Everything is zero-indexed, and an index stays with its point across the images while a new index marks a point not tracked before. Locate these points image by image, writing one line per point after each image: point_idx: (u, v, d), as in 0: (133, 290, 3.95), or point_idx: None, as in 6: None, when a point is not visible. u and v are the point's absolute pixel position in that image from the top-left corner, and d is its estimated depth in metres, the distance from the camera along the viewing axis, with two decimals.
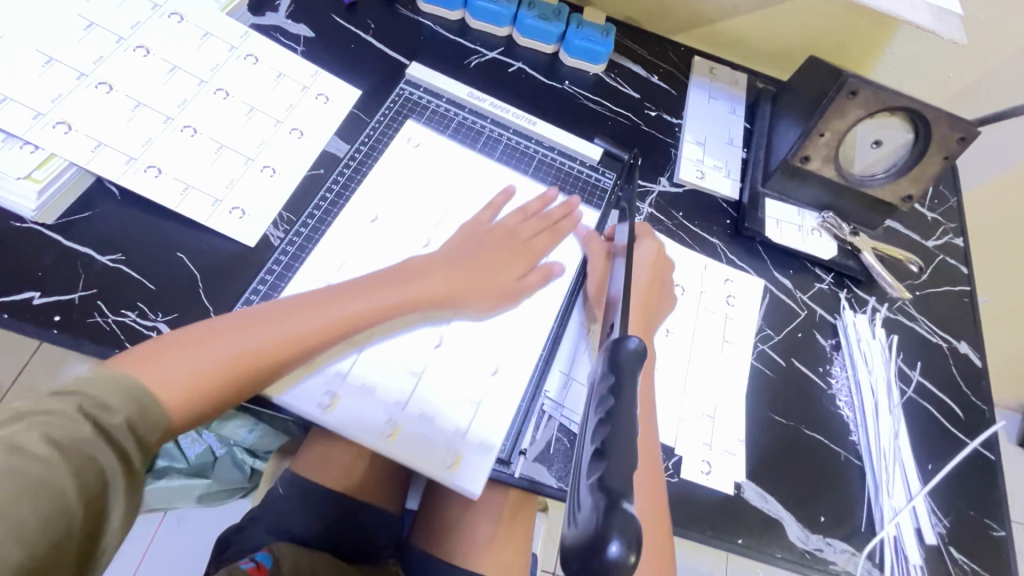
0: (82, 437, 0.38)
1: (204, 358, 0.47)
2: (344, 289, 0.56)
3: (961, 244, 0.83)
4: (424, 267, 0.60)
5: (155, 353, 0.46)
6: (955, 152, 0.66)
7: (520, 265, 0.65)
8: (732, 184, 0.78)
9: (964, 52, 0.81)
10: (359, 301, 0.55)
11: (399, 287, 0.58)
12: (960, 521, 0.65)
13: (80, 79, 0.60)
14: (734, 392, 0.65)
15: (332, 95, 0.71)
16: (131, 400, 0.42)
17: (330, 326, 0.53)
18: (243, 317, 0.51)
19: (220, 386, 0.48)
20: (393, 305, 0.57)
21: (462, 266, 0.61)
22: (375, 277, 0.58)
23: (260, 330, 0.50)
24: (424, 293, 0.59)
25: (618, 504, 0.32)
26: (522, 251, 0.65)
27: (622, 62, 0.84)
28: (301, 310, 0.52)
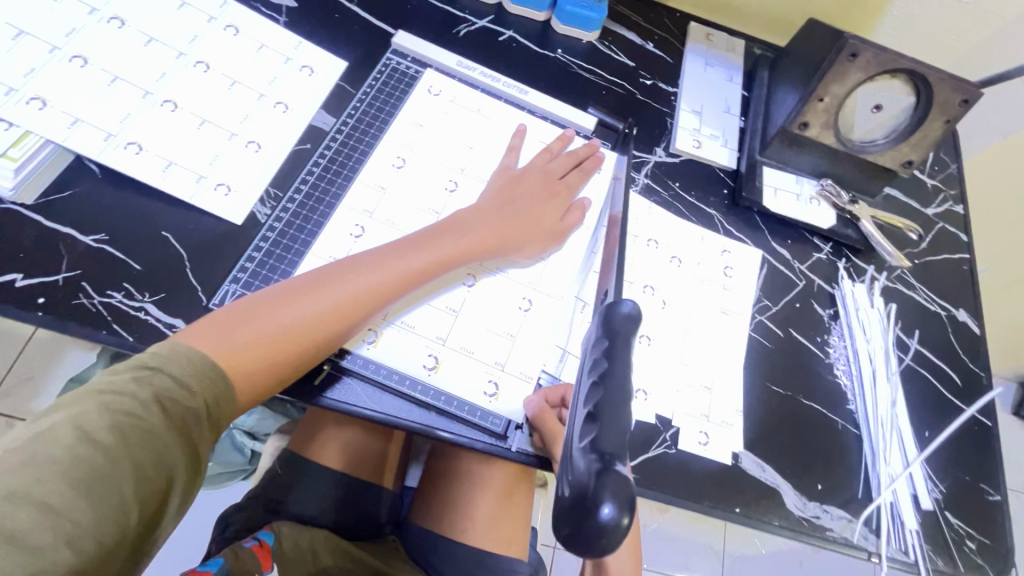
0: (147, 429, 0.41)
1: (270, 327, 0.49)
2: (391, 248, 0.56)
3: (961, 211, 0.82)
4: (469, 220, 0.60)
5: (224, 324, 0.48)
6: (957, 114, 0.65)
7: (560, 204, 0.65)
8: (729, 153, 0.76)
9: (968, 12, 0.79)
10: (407, 261, 0.55)
11: (441, 245, 0.57)
12: (956, 487, 0.65)
13: (53, 53, 0.58)
14: (731, 363, 0.65)
15: (317, 67, 0.69)
16: (204, 378, 0.45)
17: (386, 287, 0.53)
18: (301, 282, 0.52)
19: (290, 352, 0.49)
20: (441, 261, 0.57)
21: (504, 214, 0.61)
22: (421, 234, 0.58)
23: (312, 297, 0.51)
24: (470, 247, 0.58)
25: (611, 467, 0.32)
26: (558, 191, 0.66)
27: (616, 29, 0.82)
28: (349, 274, 0.52)
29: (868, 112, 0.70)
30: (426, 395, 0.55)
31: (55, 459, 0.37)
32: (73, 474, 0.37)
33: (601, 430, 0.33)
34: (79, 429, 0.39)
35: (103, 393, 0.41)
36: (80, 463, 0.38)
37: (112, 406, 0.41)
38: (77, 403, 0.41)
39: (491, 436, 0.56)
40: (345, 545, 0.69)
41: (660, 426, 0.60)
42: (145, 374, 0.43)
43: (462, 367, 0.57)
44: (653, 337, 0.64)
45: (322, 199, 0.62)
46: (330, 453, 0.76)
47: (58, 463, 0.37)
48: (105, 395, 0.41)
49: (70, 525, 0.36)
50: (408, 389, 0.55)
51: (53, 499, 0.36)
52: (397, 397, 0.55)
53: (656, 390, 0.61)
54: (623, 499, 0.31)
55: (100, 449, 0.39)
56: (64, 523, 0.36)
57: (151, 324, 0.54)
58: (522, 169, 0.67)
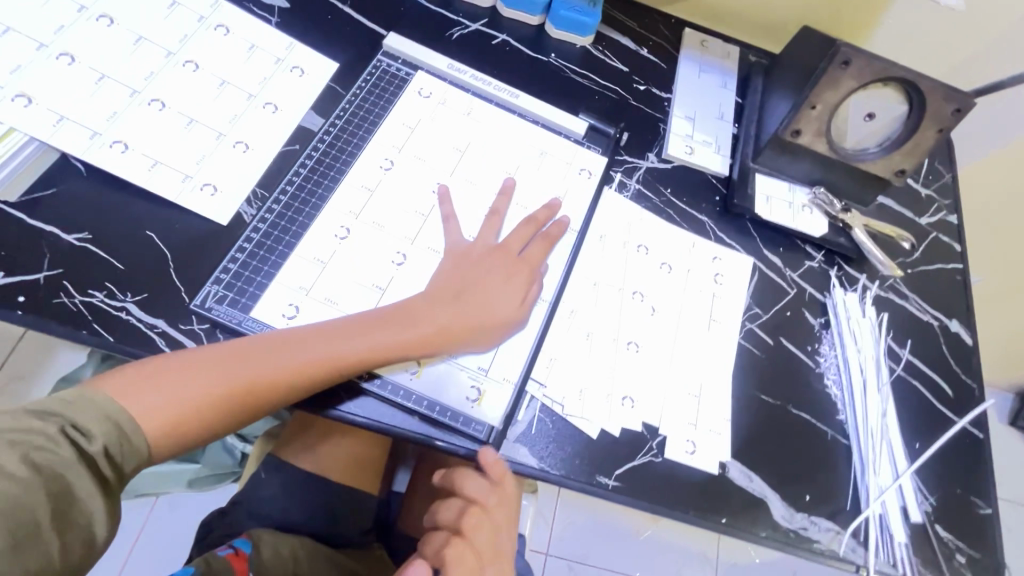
0: (60, 459, 0.41)
1: (187, 393, 0.48)
2: (334, 330, 0.53)
3: (955, 221, 0.81)
4: (421, 307, 0.56)
5: (145, 379, 0.47)
6: (949, 123, 0.65)
7: (519, 285, 0.61)
8: (722, 160, 0.76)
9: (962, 21, 0.79)
10: (343, 348, 0.52)
11: (386, 333, 0.54)
12: (947, 499, 0.64)
13: (41, 50, 0.57)
14: (719, 371, 0.64)
15: (308, 68, 0.69)
16: (112, 425, 0.44)
17: (317, 372, 0.51)
18: (235, 349, 0.51)
19: (201, 422, 0.49)
20: (384, 351, 0.53)
21: (456, 298, 0.58)
22: (370, 316, 0.55)
23: (240, 368, 0.50)
24: (418, 341, 0.55)
25: None
26: (518, 268, 0.61)
27: (610, 34, 0.82)
28: (282, 351, 0.51)
29: (860, 119, 0.70)
30: (409, 399, 0.55)
31: None
32: None
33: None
34: None
35: (7, 430, 0.41)
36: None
37: (20, 441, 0.41)
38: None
39: (475, 441, 0.55)
40: (326, 551, 0.69)
41: (646, 434, 0.60)
42: (56, 413, 0.43)
43: (445, 373, 0.56)
44: (640, 344, 0.63)
45: (309, 200, 0.62)
46: (316, 459, 0.76)
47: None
48: (12, 433, 0.41)
49: None
50: (389, 393, 0.55)
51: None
52: (381, 402, 0.55)
53: (643, 397, 0.61)
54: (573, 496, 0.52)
55: (15, 482, 0.39)
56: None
57: (133, 324, 0.54)
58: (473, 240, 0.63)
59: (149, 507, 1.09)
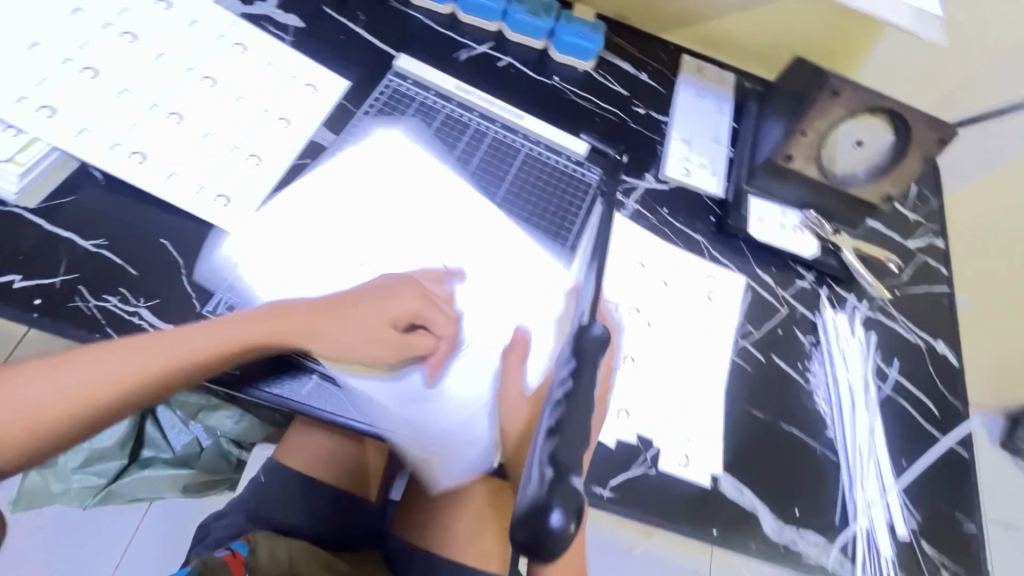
0: None
1: (31, 397, 0.46)
2: (186, 329, 0.51)
3: (942, 245, 0.84)
4: (303, 310, 0.55)
5: (5, 381, 0.46)
6: (934, 152, 0.68)
7: (415, 305, 0.60)
8: (717, 182, 0.79)
9: (946, 55, 0.83)
10: (191, 346, 0.50)
11: (248, 333, 0.52)
12: (932, 516, 0.66)
13: (65, 64, 0.60)
14: (712, 386, 0.66)
15: (320, 85, 0.71)
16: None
17: (160, 372, 0.49)
18: (89, 349, 0.49)
19: (54, 427, 0.46)
20: (242, 348, 0.52)
21: (339, 309, 0.56)
22: (245, 314, 0.54)
23: (87, 366, 0.47)
24: (279, 337, 0.54)
25: (565, 480, 0.34)
26: (424, 296, 0.61)
27: (612, 59, 0.85)
28: (141, 348, 0.49)
29: (850, 146, 0.74)
30: (410, 404, 0.57)
31: None
32: None
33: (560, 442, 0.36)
34: None
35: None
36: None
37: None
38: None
39: None
40: (323, 556, 0.69)
41: (641, 446, 0.61)
42: None
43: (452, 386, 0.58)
44: (636, 357, 0.65)
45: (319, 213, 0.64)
46: (317, 465, 0.77)
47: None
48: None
49: None
50: (390, 398, 0.56)
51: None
52: (384, 407, 0.56)
53: (639, 410, 0.63)
54: (570, 508, 0.33)
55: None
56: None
57: (144, 329, 0.56)
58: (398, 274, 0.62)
59: (144, 512, 1.09)
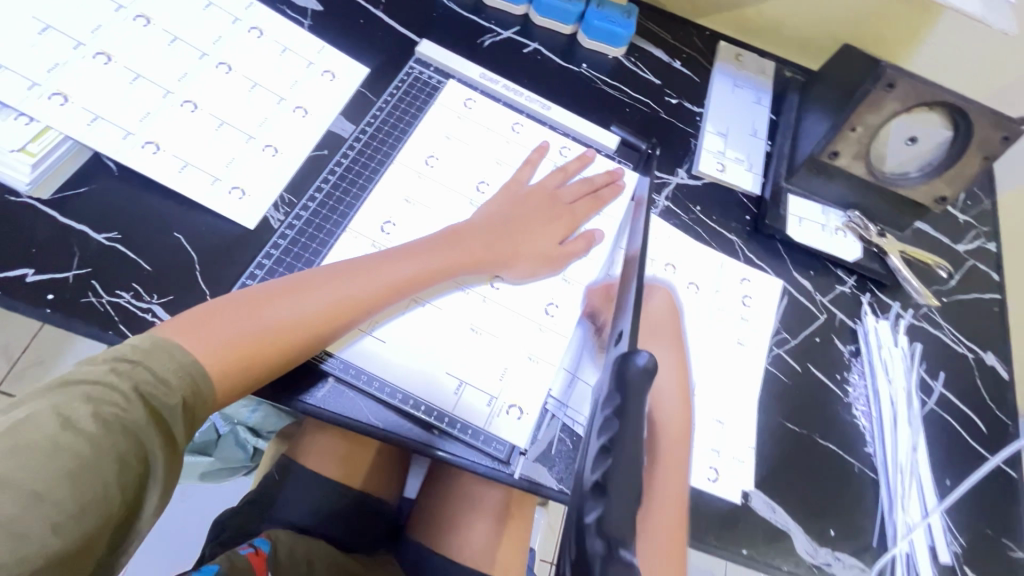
0: (134, 420, 0.41)
1: (248, 325, 0.48)
2: (379, 256, 0.55)
3: (993, 249, 0.79)
4: (470, 232, 0.59)
5: (207, 317, 0.47)
6: (997, 151, 0.62)
7: (565, 228, 0.64)
8: (754, 178, 0.74)
9: (1010, 42, 0.76)
10: (391, 271, 0.54)
11: (425, 259, 0.56)
12: (977, 540, 0.62)
13: (78, 49, 0.58)
14: (745, 397, 0.63)
15: (339, 73, 0.68)
16: (186, 374, 0.44)
17: (358, 300, 0.52)
18: (275, 287, 0.51)
19: (269, 351, 0.48)
20: (421, 276, 0.55)
21: (502, 232, 0.61)
22: (417, 243, 0.57)
23: (291, 299, 0.50)
24: (456, 263, 0.57)
25: (617, 554, 0.29)
26: (563, 215, 0.65)
27: (644, 45, 0.80)
28: (331, 280, 0.52)
29: (901, 143, 0.67)
30: (419, 409, 0.54)
31: (35, 446, 0.37)
32: (58, 463, 0.37)
33: (608, 507, 0.31)
34: (62, 417, 0.39)
35: (80, 382, 0.41)
36: (64, 451, 0.38)
37: (94, 396, 0.40)
38: (56, 394, 0.40)
39: (494, 460, 0.54)
40: (339, 556, 0.68)
41: None
42: (127, 367, 0.42)
43: (475, 396, 0.55)
44: None
45: (337, 208, 0.62)
46: (328, 460, 0.75)
47: (40, 450, 0.37)
48: (82, 385, 0.41)
49: (55, 512, 0.36)
50: (400, 403, 0.54)
51: (40, 485, 0.36)
52: (398, 415, 0.54)
53: None
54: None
55: (85, 436, 0.39)
56: (48, 509, 0.36)
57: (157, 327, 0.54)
58: (533, 187, 0.66)
59: None
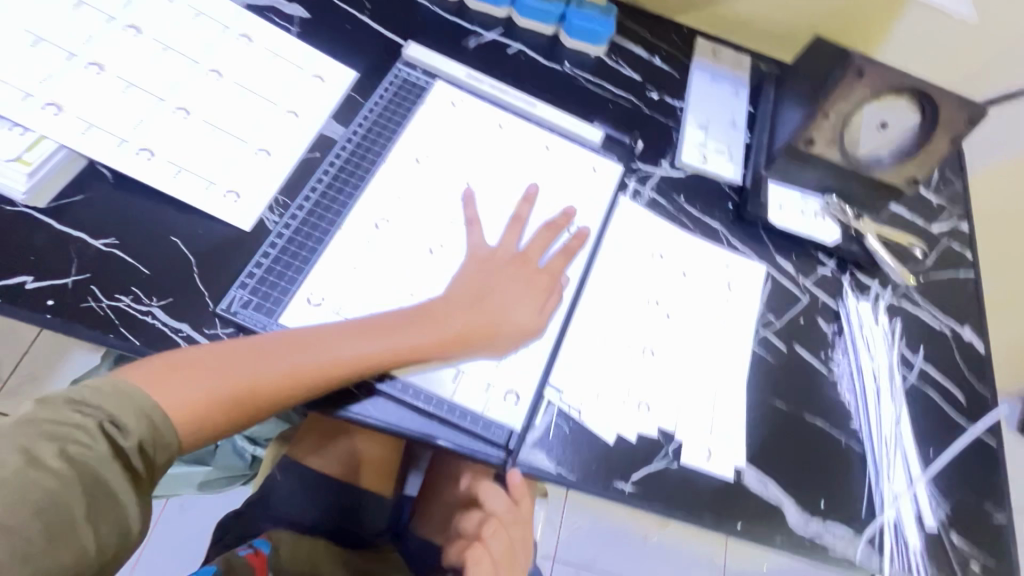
0: (98, 456, 0.42)
1: (213, 383, 0.48)
2: (353, 327, 0.54)
3: (966, 229, 0.82)
4: (447, 306, 0.58)
5: (177, 372, 0.48)
6: (962, 133, 0.65)
7: (541, 293, 0.62)
8: (735, 168, 0.77)
9: (973, 31, 0.80)
10: (363, 346, 0.53)
11: (400, 334, 0.55)
12: (960, 506, 0.65)
13: (70, 60, 0.59)
14: (734, 377, 0.65)
15: (328, 77, 0.70)
16: (144, 418, 0.45)
17: (326, 372, 0.52)
18: (248, 346, 0.51)
19: (227, 411, 0.49)
20: (398, 352, 0.54)
21: (477, 302, 0.59)
22: (397, 315, 0.56)
23: (262, 361, 0.50)
24: (431, 343, 0.56)
25: None
26: (539, 279, 0.63)
27: (624, 43, 0.83)
28: (301, 347, 0.52)
29: (875, 127, 0.71)
30: (419, 397, 0.55)
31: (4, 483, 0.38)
32: (26, 500, 0.39)
33: None
34: (26, 455, 0.40)
35: (46, 421, 0.42)
36: (33, 487, 0.39)
37: (62, 435, 0.42)
38: (22, 432, 0.41)
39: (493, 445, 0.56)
40: (342, 556, 0.70)
41: (662, 439, 0.60)
42: (90, 407, 0.44)
43: (473, 383, 0.57)
44: (656, 350, 0.64)
45: (331, 206, 0.63)
46: (336, 459, 0.77)
47: (8, 487, 0.38)
48: (48, 425, 0.42)
49: (22, 544, 0.38)
50: (403, 394, 0.55)
51: (10, 519, 0.38)
52: (400, 406, 0.56)
53: (658, 402, 0.62)
54: None
55: (51, 473, 0.40)
56: (16, 541, 0.38)
57: (158, 328, 0.55)
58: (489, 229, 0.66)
59: (160, 509, 1.09)
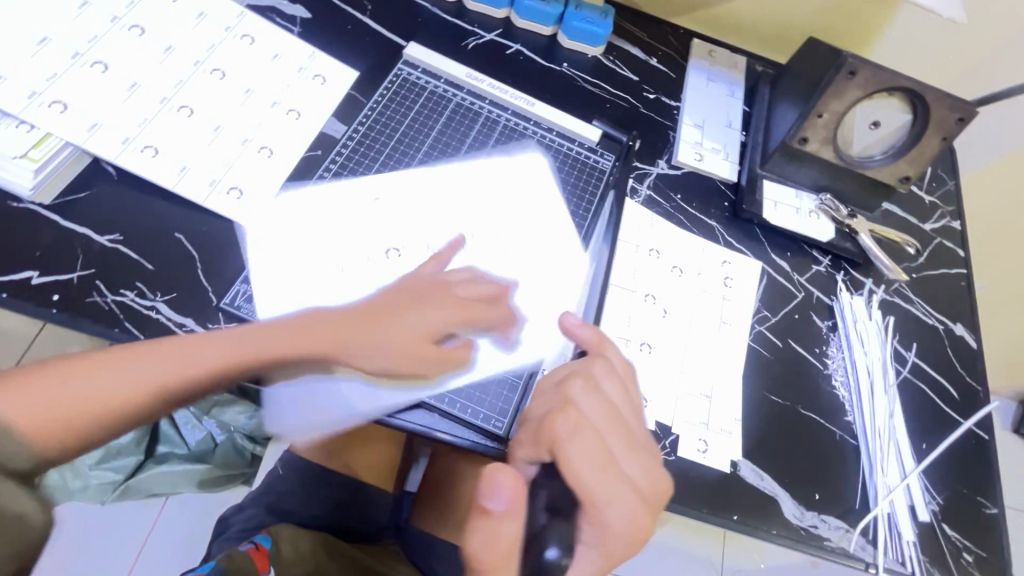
0: (14, 447, 0.38)
1: (89, 386, 0.44)
2: (257, 330, 0.51)
3: (958, 227, 0.83)
4: (359, 313, 0.54)
5: (36, 379, 0.42)
6: (953, 132, 0.67)
7: (459, 316, 0.56)
8: (730, 166, 0.78)
9: (962, 33, 0.81)
10: (261, 345, 0.50)
11: (302, 334, 0.52)
12: (953, 498, 0.66)
13: (75, 59, 0.60)
14: (729, 372, 0.66)
15: (329, 77, 0.71)
16: (27, 423, 0.40)
17: (220, 372, 0.48)
18: (135, 346, 0.47)
19: (94, 418, 0.43)
20: (303, 353, 0.52)
21: (370, 317, 0.54)
22: (305, 319, 0.53)
23: (147, 361, 0.46)
24: (314, 348, 0.52)
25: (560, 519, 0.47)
26: (465, 305, 0.57)
27: (621, 44, 0.84)
28: (199, 345, 0.48)
29: (865, 128, 0.71)
30: (420, 390, 0.56)
31: None
32: None
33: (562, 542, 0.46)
34: None
35: None
36: None
37: None
38: None
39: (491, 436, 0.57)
40: (343, 548, 0.70)
41: (660, 432, 0.61)
42: None
43: (474, 377, 0.58)
44: (653, 345, 0.65)
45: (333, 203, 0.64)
46: None
47: None
48: None
49: None
50: None
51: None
52: None
53: (655, 396, 0.62)
54: (564, 544, 0.46)
55: None
56: None
57: (163, 323, 0.56)
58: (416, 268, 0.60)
59: (160, 506, 1.09)
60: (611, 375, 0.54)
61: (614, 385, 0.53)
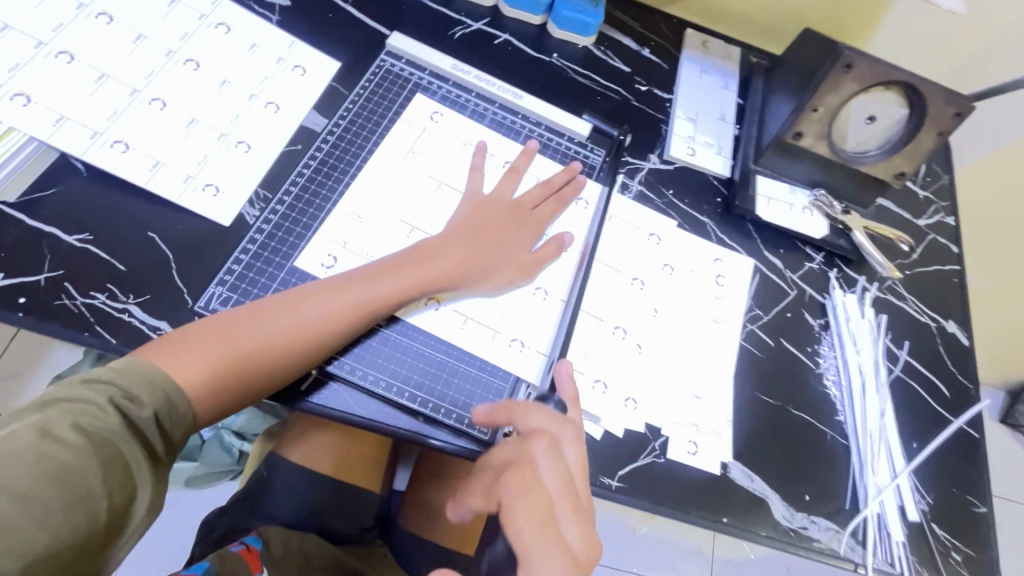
0: (109, 427, 0.41)
1: (234, 345, 0.48)
2: (354, 275, 0.54)
3: (952, 223, 0.82)
4: (446, 243, 0.59)
5: (191, 342, 0.47)
6: (949, 127, 0.65)
7: (532, 235, 0.64)
8: (723, 161, 0.76)
9: (960, 24, 0.80)
10: (367, 288, 0.53)
11: (411, 270, 0.55)
12: (943, 497, 0.65)
13: (39, 49, 0.57)
14: (721, 372, 0.65)
15: (310, 68, 0.68)
16: (160, 390, 0.44)
17: (337, 317, 0.52)
18: (261, 305, 0.51)
19: (247, 374, 0.49)
20: (405, 291, 0.55)
21: (475, 241, 0.60)
22: (396, 256, 0.56)
23: (276, 317, 0.50)
24: (434, 277, 0.56)
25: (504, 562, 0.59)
26: (528, 221, 0.64)
27: (612, 34, 0.82)
28: (308, 297, 0.52)
29: (862, 122, 0.69)
30: (403, 395, 0.55)
31: (20, 455, 0.38)
32: (45, 470, 0.38)
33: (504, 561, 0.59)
34: (40, 429, 0.39)
35: (61, 399, 0.41)
36: (48, 459, 0.38)
37: (76, 408, 0.41)
38: (39, 410, 0.41)
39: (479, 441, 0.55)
40: (331, 549, 0.69)
41: (649, 434, 0.60)
42: (104, 383, 0.42)
43: (459, 380, 0.56)
44: (644, 345, 0.64)
45: (312, 201, 0.62)
46: (320, 455, 0.76)
47: (26, 458, 0.38)
48: (62, 402, 0.41)
49: (41, 512, 0.37)
50: (385, 390, 0.54)
51: (26, 488, 0.37)
52: (385, 404, 0.55)
53: (645, 398, 0.61)
54: None
55: (68, 446, 0.39)
56: (35, 509, 0.37)
57: (135, 327, 0.54)
58: (490, 194, 0.65)
59: None
60: (552, 454, 0.50)
61: (552, 464, 0.50)
